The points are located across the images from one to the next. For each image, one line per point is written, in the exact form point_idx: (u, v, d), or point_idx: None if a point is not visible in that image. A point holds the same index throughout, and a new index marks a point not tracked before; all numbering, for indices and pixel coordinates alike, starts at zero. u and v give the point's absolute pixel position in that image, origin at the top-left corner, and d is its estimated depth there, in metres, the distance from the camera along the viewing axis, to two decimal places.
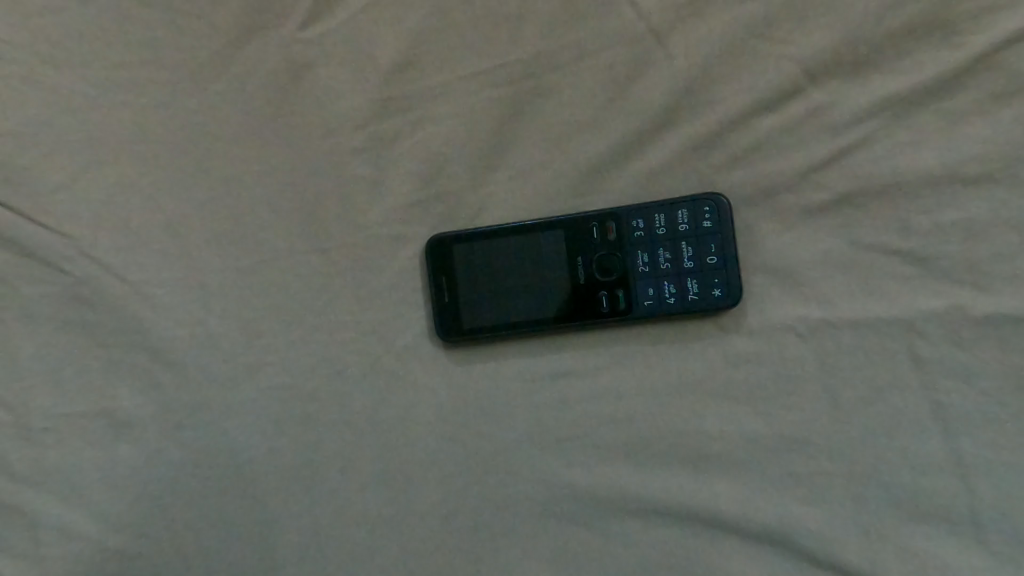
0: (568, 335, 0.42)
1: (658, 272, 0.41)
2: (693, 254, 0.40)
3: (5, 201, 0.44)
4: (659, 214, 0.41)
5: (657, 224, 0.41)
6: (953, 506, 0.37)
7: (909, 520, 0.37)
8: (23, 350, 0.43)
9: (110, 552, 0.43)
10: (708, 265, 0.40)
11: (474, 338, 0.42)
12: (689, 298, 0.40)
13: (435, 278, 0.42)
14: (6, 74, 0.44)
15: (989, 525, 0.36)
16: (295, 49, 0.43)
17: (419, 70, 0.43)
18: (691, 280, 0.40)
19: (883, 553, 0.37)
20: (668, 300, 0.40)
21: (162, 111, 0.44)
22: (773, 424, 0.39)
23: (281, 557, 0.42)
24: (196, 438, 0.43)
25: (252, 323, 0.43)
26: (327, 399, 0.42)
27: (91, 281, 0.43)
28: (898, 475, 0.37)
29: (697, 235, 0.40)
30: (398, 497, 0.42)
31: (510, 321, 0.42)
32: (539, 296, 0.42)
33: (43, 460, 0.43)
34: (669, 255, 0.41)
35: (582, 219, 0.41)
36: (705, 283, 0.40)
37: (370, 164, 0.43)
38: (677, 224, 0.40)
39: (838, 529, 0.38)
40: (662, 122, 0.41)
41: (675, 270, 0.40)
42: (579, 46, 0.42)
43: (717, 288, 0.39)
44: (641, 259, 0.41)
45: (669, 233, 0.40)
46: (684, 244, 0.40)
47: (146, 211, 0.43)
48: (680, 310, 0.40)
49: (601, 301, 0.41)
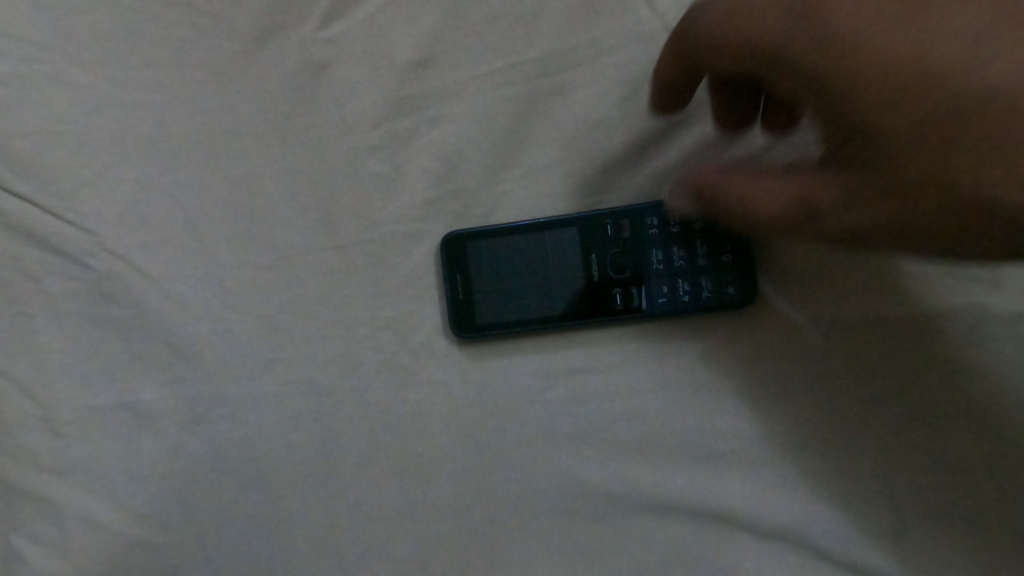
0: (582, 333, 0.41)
1: (673, 271, 0.41)
2: (708, 253, 0.40)
3: (34, 199, 0.44)
4: (674, 213, 0.41)
5: (672, 222, 0.41)
6: (969, 509, 0.36)
7: (924, 523, 0.37)
8: (52, 344, 0.44)
9: (134, 542, 0.43)
10: (723, 264, 0.40)
11: (487, 336, 0.42)
12: (704, 297, 0.40)
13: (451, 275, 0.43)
14: (33, 75, 0.44)
15: (1007, 529, 0.36)
16: (312, 49, 0.44)
17: (434, 68, 0.44)
18: (706, 279, 0.40)
19: (897, 556, 0.37)
20: (682, 299, 0.40)
21: (184, 110, 0.44)
22: (787, 423, 0.39)
23: (297, 550, 0.43)
24: (215, 432, 0.43)
25: (270, 320, 0.43)
26: (342, 395, 0.43)
27: (116, 278, 0.44)
28: (912, 477, 0.37)
29: (711, 233, 0.40)
30: (412, 494, 0.42)
31: (523, 319, 0.42)
32: (552, 293, 0.42)
33: (69, 451, 0.44)
34: (683, 254, 0.41)
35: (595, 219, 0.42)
36: (721, 280, 0.39)
37: (385, 162, 0.44)
38: (692, 223, 0.41)
39: (851, 531, 0.37)
40: (678, 119, 0.42)
41: (690, 269, 0.40)
42: (596, 44, 0.43)
43: (731, 288, 0.39)
44: (656, 257, 0.41)
45: (684, 232, 0.41)
46: (699, 242, 0.40)
47: (167, 209, 0.44)
48: (695, 309, 0.40)
49: (615, 299, 0.41)
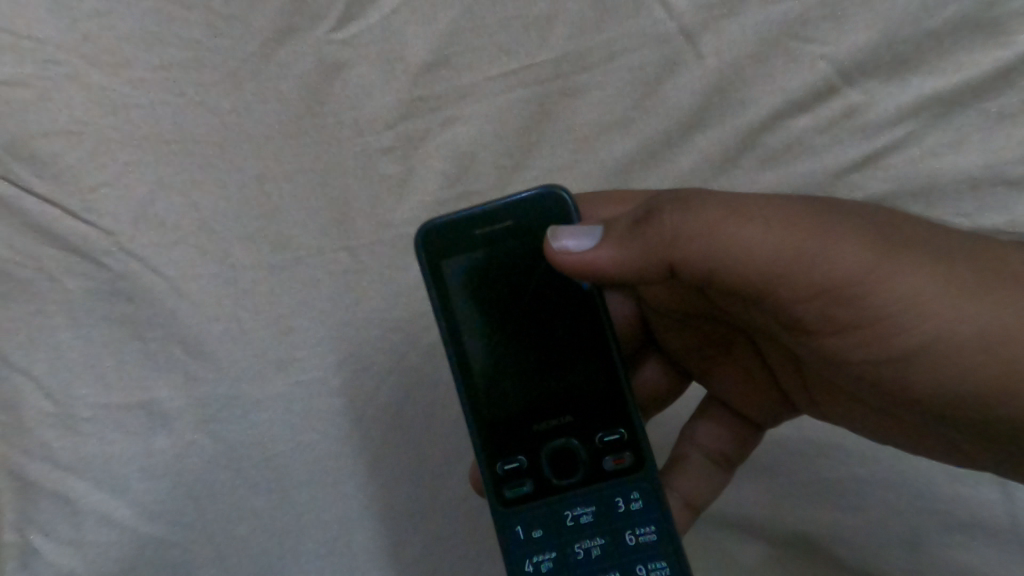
0: (477, 406, 0.36)
1: (596, 528, 0.35)
2: (620, 546, 0.34)
3: (48, 197, 0.43)
4: (647, 512, 0.35)
5: (628, 502, 0.35)
6: (943, 505, 0.41)
7: (908, 519, 0.41)
8: (63, 341, 0.43)
9: (148, 540, 0.42)
10: (616, 554, 0.34)
11: (467, 291, 0.37)
12: (570, 550, 0.34)
13: (545, 232, 0.37)
14: (48, 70, 0.44)
15: (975, 522, 0.41)
16: (328, 50, 0.45)
17: (449, 70, 0.45)
18: (593, 547, 0.34)
19: (884, 548, 0.41)
20: (564, 524, 0.35)
21: (199, 109, 0.44)
22: (797, 437, 0.43)
23: (310, 546, 0.43)
24: (228, 431, 0.43)
25: (284, 319, 0.44)
26: (355, 394, 0.44)
27: (131, 276, 0.44)
28: (892, 478, 0.42)
29: (619, 560, 0.34)
30: (421, 494, 0.43)
31: (489, 331, 0.37)
32: (520, 362, 0.37)
33: (82, 450, 0.43)
34: (623, 533, 0.34)
35: (620, 413, 0.36)
36: (554, 554, 0.34)
37: (400, 163, 0.45)
38: (624, 542, 0.34)
39: (851, 533, 0.42)
40: (689, 125, 0.44)
41: (596, 530, 0.35)
42: (609, 47, 0.44)
43: (578, 555, 0.34)
44: (603, 507, 0.35)
45: (620, 526, 0.35)
46: (618, 542, 0.34)
47: (183, 208, 0.44)
48: (558, 534, 0.35)
49: (528, 458, 0.36)
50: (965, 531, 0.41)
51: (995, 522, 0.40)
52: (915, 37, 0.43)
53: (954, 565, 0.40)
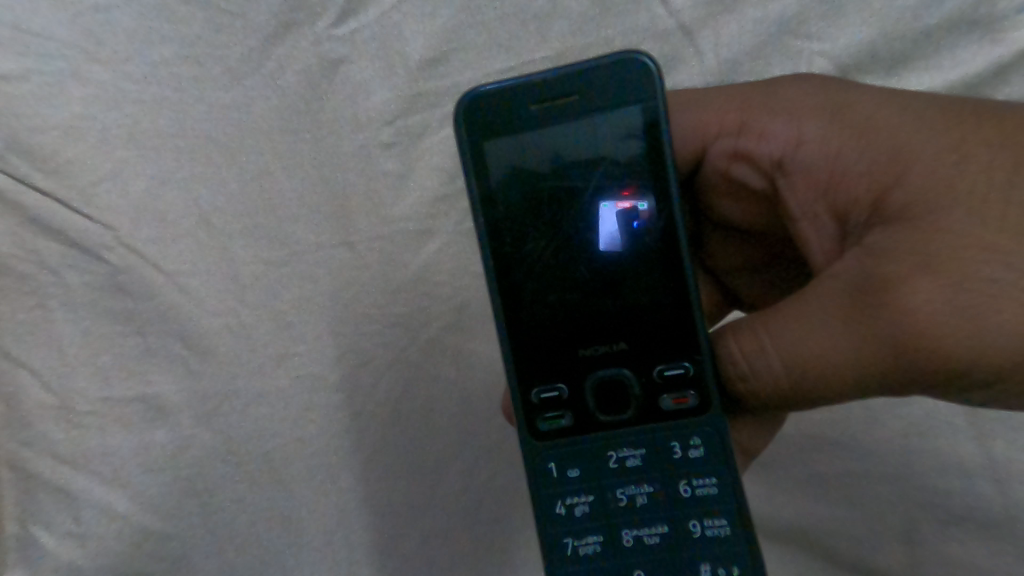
0: (519, 322, 0.33)
1: (647, 473, 0.32)
2: (674, 495, 0.32)
3: (49, 192, 0.43)
4: (706, 461, 0.32)
5: (688, 448, 0.32)
6: (940, 499, 0.41)
7: (908, 514, 0.41)
8: (64, 335, 0.44)
9: (148, 533, 0.43)
10: (667, 503, 0.32)
11: (519, 181, 0.33)
12: (614, 493, 0.32)
13: (621, 122, 0.32)
14: (48, 65, 0.44)
15: (972, 516, 0.41)
16: (328, 46, 0.45)
17: (448, 67, 0.45)
18: (641, 494, 0.32)
19: (885, 543, 0.41)
20: (609, 468, 0.32)
21: (200, 104, 0.45)
22: (804, 435, 0.43)
23: (309, 539, 0.43)
24: (227, 425, 0.43)
25: (283, 313, 0.44)
26: (354, 389, 0.44)
27: (132, 271, 0.44)
28: (892, 472, 0.42)
29: (669, 510, 0.32)
30: (420, 488, 0.43)
31: (536, 236, 0.33)
32: (571, 274, 0.33)
33: (83, 443, 0.43)
34: (678, 481, 0.32)
35: (687, 347, 0.32)
36: (591, 497, 0.32)
37: (399, 159, 0.45)
38: (677, 493, 0.32)
39: (855, 530, 0.42)
40: None
41: (648, 476, 0.32)
42: (608, 42, 0.44)
43: (621, 499, 0.32)
44: (658, 451, 0.32)
45: (676, 472, 0.32)
46: (672, 489, 0.32)
47: (183, 203, 0.44)
48: (602, 476, 0.32)
49: (570, 387, 0.33)
50: (959, 526, 0.41)
51: (991, 516, 0.41)
52: (913, 33, 0.43)
53: (949, 559, 0.41)
